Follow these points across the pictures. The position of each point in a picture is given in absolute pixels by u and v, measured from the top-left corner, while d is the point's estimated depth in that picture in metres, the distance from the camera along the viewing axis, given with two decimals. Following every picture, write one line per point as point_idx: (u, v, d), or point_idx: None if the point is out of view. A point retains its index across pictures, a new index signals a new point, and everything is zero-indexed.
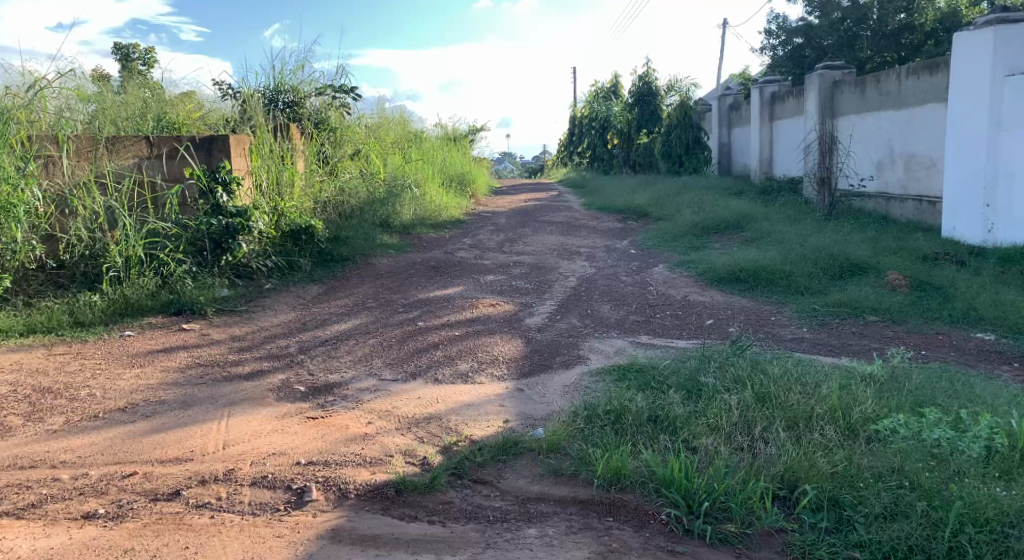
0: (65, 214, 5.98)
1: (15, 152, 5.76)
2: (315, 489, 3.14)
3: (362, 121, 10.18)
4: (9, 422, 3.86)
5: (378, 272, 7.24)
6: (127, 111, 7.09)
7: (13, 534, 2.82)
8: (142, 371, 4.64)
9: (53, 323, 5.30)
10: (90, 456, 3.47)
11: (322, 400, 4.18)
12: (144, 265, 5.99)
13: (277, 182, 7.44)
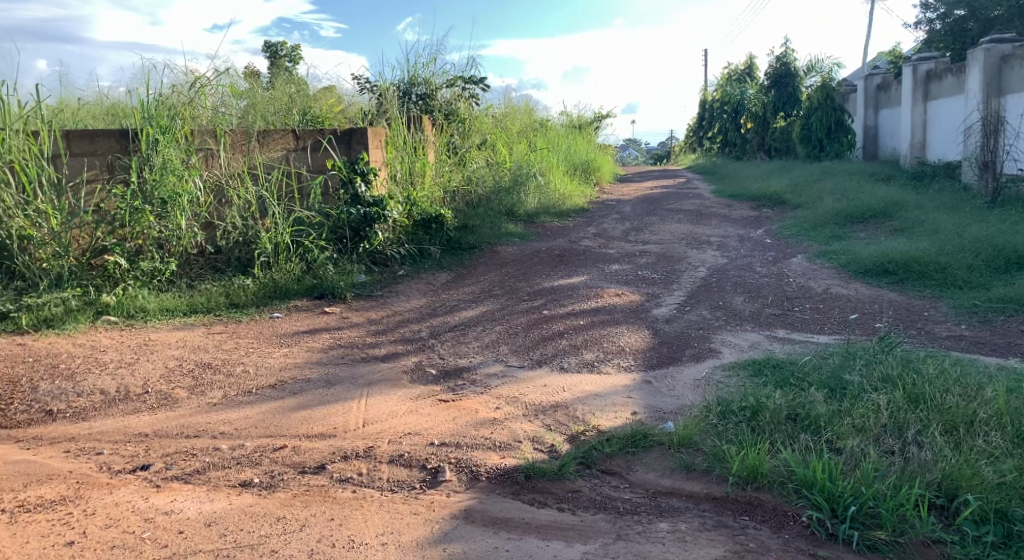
0: (222, 204, 6.45)
1: (181, 146, 6.23)
2: (448, 470, 3.24)
3: (490, 111, 10.34)
4: (176, 394, 4.23)
5: (504, 261, 7.33)
6: (275, 106, 7.55)
7: (182, 496, 3.07)
8: (289, 351, 4.94)
9: (212, 304, 5.73)
10: (245, 429, 3.74)
11: (452, 384, 4.30)
12: (291, 252, 6.38)
13: (409, 172, 7.71)
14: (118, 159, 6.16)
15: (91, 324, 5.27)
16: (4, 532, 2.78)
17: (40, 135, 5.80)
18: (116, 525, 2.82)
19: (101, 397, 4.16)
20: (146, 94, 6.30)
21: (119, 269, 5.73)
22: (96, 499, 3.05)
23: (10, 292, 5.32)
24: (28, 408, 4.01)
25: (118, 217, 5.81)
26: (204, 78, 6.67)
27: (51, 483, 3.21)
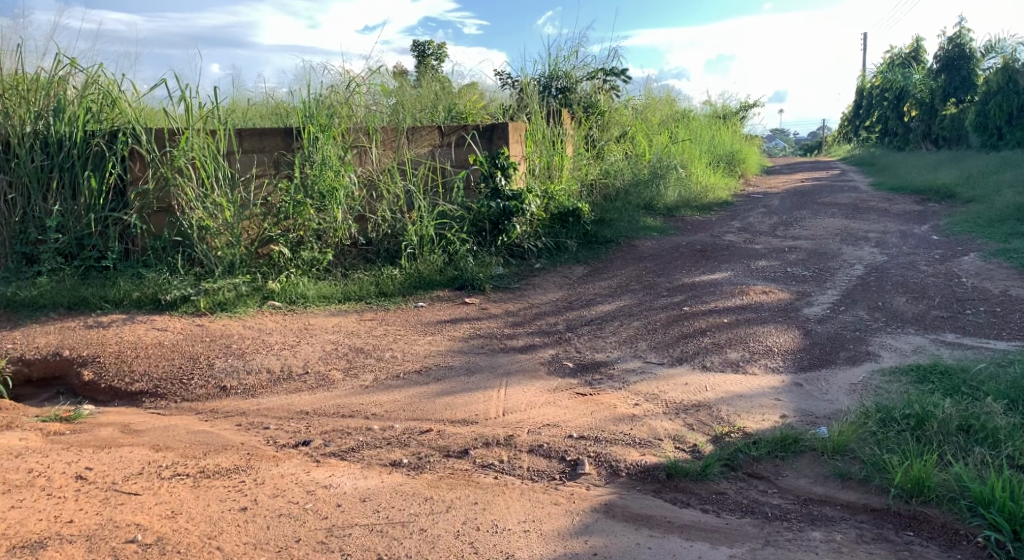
0: (374, 197, 6.76)
1: (338, 143, 6.58)
2: (588, 463, 3.24)
3: (631, 103, 10.21)
4: (331, 376, 4.50)
5: (642, 255, 7.22)
6: (422, 103, 7.83)
7: (339, 472, 3.27)
8: (433, 338, 5.12)
9: (363, 292, 6.04)
10: (394, 411, 3.92)
11: (590, 378, 4.30)
12: (434, 244, 6.62)
13: (548, 166, 7.77)
14: (283, 155, 6.57)
15: (258, 309, 5.69)
16: (188, 495, 3.06)
17: (217, 134, 6.29)
18: (282, 495, 3.04)
19: (267, 375, 4.49)
20: (307, 95, 6.71)
21: (282, 258, 6.16)
22: (264, 470, 3.30)
23: (190, 278, 5.85)
24: (205, 383, 4.41)
25: (284, 209, 6.24)
26: (359, 77, 6.97)
27: (226, 453, 3.51)
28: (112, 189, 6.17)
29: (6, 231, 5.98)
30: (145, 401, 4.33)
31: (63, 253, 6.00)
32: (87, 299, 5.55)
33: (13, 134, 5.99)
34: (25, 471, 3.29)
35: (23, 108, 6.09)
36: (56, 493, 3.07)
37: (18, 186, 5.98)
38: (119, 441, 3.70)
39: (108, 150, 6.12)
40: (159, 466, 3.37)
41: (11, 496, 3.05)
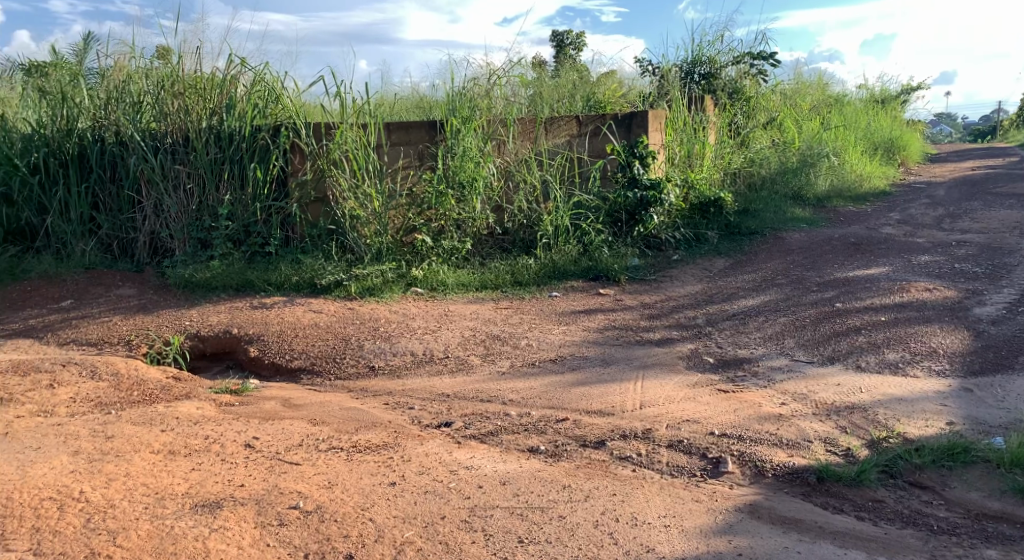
0: (511, 187, 6.86)
1: (479, 134, 6.72)
2: (731, 461, 3.15)
3: (779, 88, 9.76)
4: (471, 361, 4.63)
5: (788, 247, 6.88)
6: (561, 93, 7.85)
7: (479, 454, 3.36)
8: (569, 328, 5.14)
9: (499, 281, 6.15)
10: (531, 398, 3.98)
11: (732, 374, 4.17)
12: (569, 234, 6.65)
13: (689, 155, 7.58)
14: (428, 148, 6.77)
15: (403, 295, 5.93)
16: (343, 467, 3.25)
17: (367, 127, 6.58)
18: (427, 474, 3.16)
19: (410, 357, 4.69)
20: (451, 88, 6.88)
21: (425, 247, 6.38)
22: (410, 448, 3.44)
23: (342, 263, 6.19)
24: (355, 363, 4.66)
25: (427, 199, 6.45)
26: (499, 69, 7.07)
27: (375, 430, 3.69)
28: (274, 180, 6.62)
29: (185, 218, 6.56)
30: (302, 377, 4.63)
31: (232, 239, 6.51)
32: (253, 282, 6.00)
33: (192, 129, 6.56)
34: (202, 436, 3.61)
35: (201, 105, 6.65)
36: (228, 459, 3.35)
37: (196, 177, 6.58)
38: (280, 413, 3.98)
39: (272, 144, 6.55)
40: (316, 438, 3.60)
41: (191, 458, 3.35)
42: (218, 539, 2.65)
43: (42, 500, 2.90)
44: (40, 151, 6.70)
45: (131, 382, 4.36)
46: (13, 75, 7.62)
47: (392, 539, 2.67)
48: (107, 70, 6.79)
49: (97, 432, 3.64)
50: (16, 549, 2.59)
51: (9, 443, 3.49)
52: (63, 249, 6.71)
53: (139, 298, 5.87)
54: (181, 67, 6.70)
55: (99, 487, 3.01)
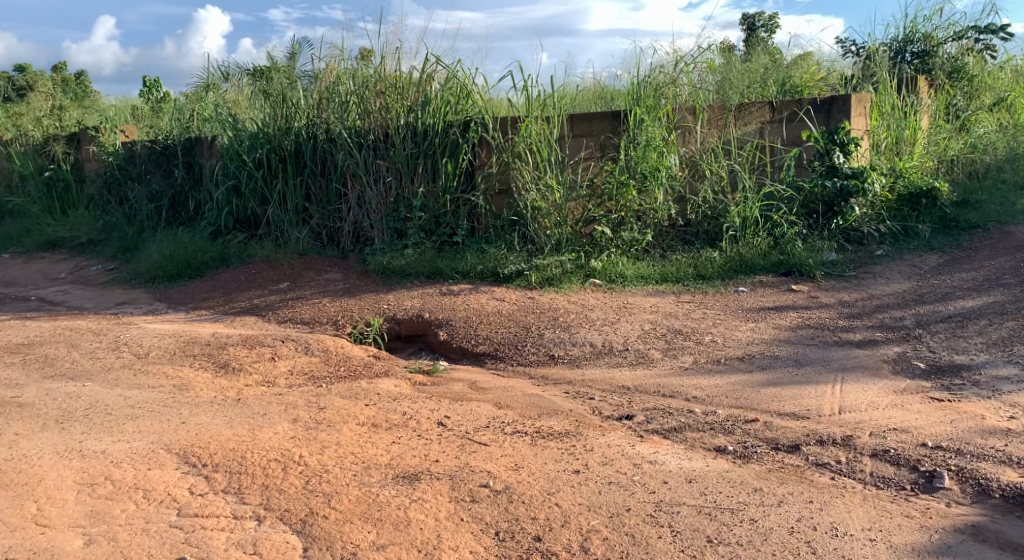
0: (696, 177, 6.66)
1: (664, 123, 6.57)
2: (948, 477, 2.87)
3: (1009, 64, 8.72)
4: (651, 355, 4.56)
5: (1017, 243, 6.13)
6: (752, 79, 7.50)
7: (663, 450, 3.30)
8: (757, 326, 4.91)
9: (681, 274, 6.00)
10: (717, 396, 3.85)
11: (947, 382, 3.79)
12: (758, 227, 6.38)
13: (897, 141, 6.96)
14: (610, 138, 6.70)
15: (582, 286, 5.95)
16: (528, 451, 3.33)
17: (552, 120, 6.65)
18: (611, 464, 3.16)
19: (590, 348, 4.71)
20: (637, 77, 6.78)
21: (605, 238, 6.36)
22: (592, 438, 3.45)
23: (524, 254, 6.32)
24: (537, 350, 4.76)
25: (608, 190, 6.42)
26: (687, 56, 6.87)
27: (557, 417, 3.74)
28: (464, 173, 6.87)
29: (383, 209, 7.01)
30: (488, 362, 4.79)
31: (425, 229, 6.85)
32: (442, 270, 6.28)
33: (391, 126, 6.98)
34: (400, 413, 3.84)
35: (399, 102, 7.05)
36: (423, 435, 3.54)
37: (394, 170, 6.99)
38: (468, 395, 4.15)
39: (462, 138, 6.80)
40: (502, 422, 3.71)
41: (391, 432, 3.58)
42: (417, 509, 2.82)
43: (269, 461, 3.22)
44: (264, 148, 7.45)
45: (338, 359, 4.75)
46: (240, 80, 8.49)
47: (578, 526, 2.69)
48: (319, 73, 7.39)
49: (311, 403, 3.99)
50: (250, 502, 2.90)
51: (241, 408, 3.91)
52: (280, 237, 7.42)
53: (343, 282, 6.35)
54: (383, 67, 7.15)
55: (315, 453, 3.31)
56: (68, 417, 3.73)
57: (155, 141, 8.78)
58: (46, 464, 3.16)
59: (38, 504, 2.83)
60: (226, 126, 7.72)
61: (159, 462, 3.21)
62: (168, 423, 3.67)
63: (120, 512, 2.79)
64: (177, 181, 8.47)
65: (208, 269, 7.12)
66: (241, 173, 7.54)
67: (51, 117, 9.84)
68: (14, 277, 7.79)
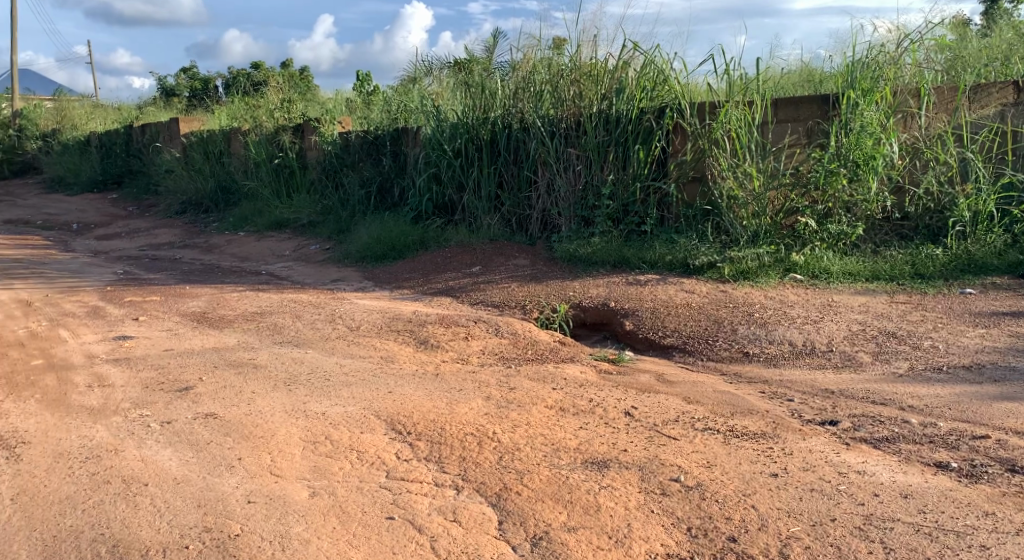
0: (917, 166, 6.09)
1: (881, 107, 6.03)
2: None
3: None
4: (859, 358, 4.24)
5: None
6: (990, 56, 6.70)
7: (873, 460, 3.05)
8: (987, 332, 4.41)
9: (896, 272, 5.52)
10: (938, 408, 3.51)
11: None
12: (993, 221, 5.82)
13: None
14: (818, 124, 6.27)
15: (780, 280, 5.65)
16: (720, 449, 3.22)
17: (755, 105, 6.35)
18: (813, 471, 2.98)
19: (789, 347, 4.47)
20: (852, 58, 6.29)
21: (808, 231, 6.01)
22: (792, 442, 3.27)
23: (717, 245, 6.10)
24: (729, 347, 4.59)
25: (814, 180, 6.01)
26: (913, 33, 6.27)
27: (752, 417, 3.59)
28: (656, 161, 6.73)
29: (573, 197, 7.05)
30: (676, 355, 4.68)
31: (613, 218, 6.81)
32: (629, 259, 6.22)
33: (584, 114, 6.99)
34: (587, 399, 3.87)
35: (594, 90, 7.06)
36: (611, 423, 3.54)
37: (584, 158, 7.00)
38: (656, 387, 4.09)
39: (656, 125, 6.66)
40: (692, 417, 3.62)
41: (579, 418, 3.61)
42: (607, 496, 2.83)
43: (466, 434, 3.38)
44: (463, 137, 7.77)
45: (526, 342, 4.88)
46: (442, 72, 8.90)
47: (777, 531, 2.57)
48: (516, 63, 7.57)
49: (503, 382, 4.13)
50: (449, 471, 3.06)
51: (439, 382, 4.13)
52: (474, 223, 7.72)
53: (532, 268, 6.48)
54: (578, 55, 7.18)
55: (507, 431, 3.41)
56: (294, 380, 4.13)
57: (366, 131, 9.45)
58: (278, 421, 3.52)
59: (271, 456, 3.16)
60: (429, 117, 8.13)
61: (370, 427, 3.46)
62: (378, 391, 3.96)
63: (338, 470, 3.05)
64: (385, 169, 9.08)
65: (409, 251, 7.57)
66: (441, 161, 7.92)
67: (280, 109, 10.88)
68: (248, 253, 8.75)
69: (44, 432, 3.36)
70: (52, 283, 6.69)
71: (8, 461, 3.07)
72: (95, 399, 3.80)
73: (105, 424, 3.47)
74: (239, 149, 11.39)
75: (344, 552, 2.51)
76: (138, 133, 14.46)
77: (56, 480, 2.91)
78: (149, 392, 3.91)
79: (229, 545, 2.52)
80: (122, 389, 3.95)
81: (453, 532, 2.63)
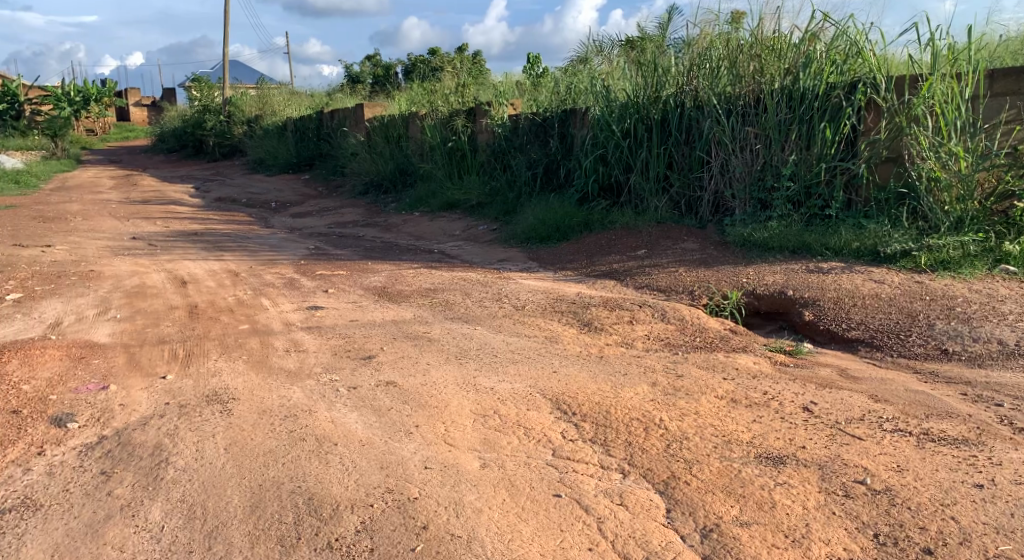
0: None
1: None
2: None
3: None
4: None
5: None
6: None
7: None
8: None
9: None
10: None
11: None
12: None
13: None
14: None
15: (988, 272, 5.12)
16: (913, 453, 2.97)
17: (965, 77, 5.74)
18: None
19: (998, 347, 4.04)
20: None
21: None
22: (1000, 451, 2.96)
23: (912, 232, 5.62)
24: (925, 343, 4.21)
25: None
26: None
27: (951, 421, 3.28)
28: (845, 139, 6.28)
29: (749, 179, 6.74)
30: (861, 349, 4.36)
31: (793, 201, 6.45)
32: (810, 245, 5.86)
33: (765, 90, 6.66)
34: (761, 391, 3.70)
35: (777, 66, 6.69)
36: (787, 418, 3.37)
37: (763, 137, 6.66)
38: (838, 383, 3.84)
39: (846, 102, 6.21)
40: (880, 416, 3.37)
41: (751, 410, 3.47)
42: (783, 493, 2.70)
43: (632, 419, 3.35)
44: (633, 117, 7.65)
45: (694, 329, 4.75)
46: (612, 51, 8.79)
47: (982, 548, 2.35)
48: (692, 39, 7.33)
49: (670, 369, 4.05)
50: (615, 454, 3.05)
51: (604, 365, 4.12)
52: (642, 205, 7.60)
53: (701, 252, 6.29)
54: (759, 29, 6.83)
55: (675, 419, 3.35)
56: (465, 354, 4.29)
57: (536, 113, 9.55)
58: (451, 393, 3.67)
59: (445, 425, 3.30)
60: (599, 97, 8.07)
61: (537, 405, 3.52)
62: (543, 370, 4.02)
63: (507, 444, 3.13)
64: (552, 150, 9.14)
65: (574, 233, 7.58)
66: (609, 142, 7.85)
67: (455, 94, 11.39)
68: (422, 232, 9.16)
69: (250, 390, 3.71)
70: (255, 256, 7.36)
71: (221, 414, 3.42)
72: (292, 362, 4.15)
73: (299, 386, 3.78)
74: (416, 133, 11.90)
75: (514, 524, 2.57)
76: (328, 117, 15.51)
77: (260, 434, 3.21)
78: (337, 358, 4.21)
79: (408, 507, 2.66)
80: (314, 354, 4.29)
81: (620, 515, 2.62)
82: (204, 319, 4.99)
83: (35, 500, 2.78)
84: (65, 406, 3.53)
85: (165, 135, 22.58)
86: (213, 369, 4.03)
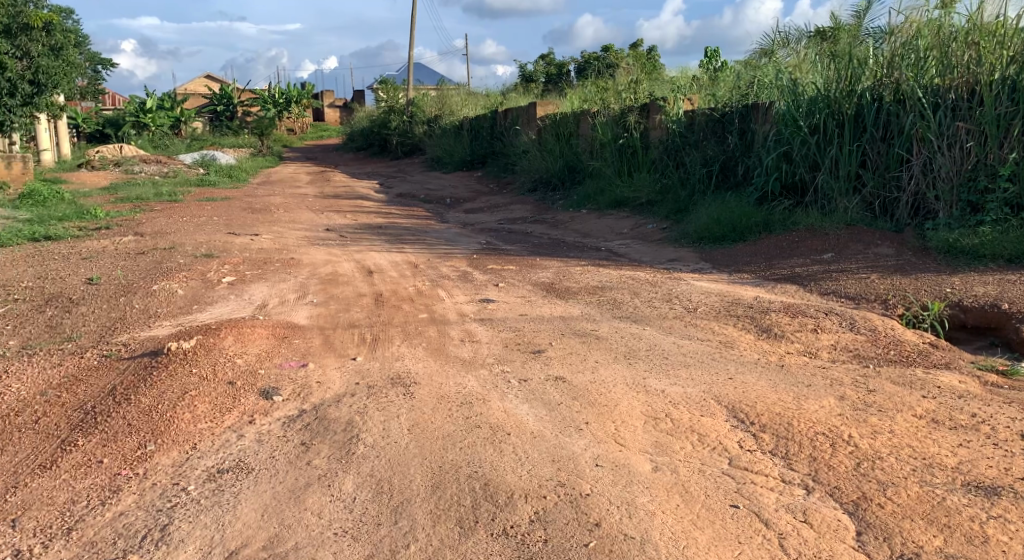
0: None
1: None
2: None
3: None
4: None
5: None
6: None
7: None
8: None
9: None
10: None
11: None
12: None
13: None
14: None
15: None
16: None
17: None
18: None
19: None
20: None
21: None
22: None
23: None
24: None
25: None
26: None
27: None
28: None
29: (957, 178, 6.15)
30: None
31: (1012, 203, 5.85)
32: None
33: (982, 81, 6.08)
34: (968, 413, 3.35)
35: (997, 54, 6.10)
36: (1002, 445, 3.03)
37: (978, 133, 6.06)
38: None
39: None
40: None
41: (957, 433, 3.14)
42: (998, 528, 2.44)
43: (816, 433, 3.15)
44: (823, 112, 7.20)
45: (887, 340, 4.39)
46: (800, 42, 8.33)
47: None
48: (894, 28, 6.81)
49: (860, 382, 3.77)
50: (799, 469, 2.88)
51: (784, 374, 3.91)
52: (829, 206, 7.13)
53: (898, 258, 5.80)
54: (978, 14, 6.23)
55: (866, 437, 3.11)
56: (634, 354, 4.23)
57: (714, 109, 9.26)
58: (621, 392, 3.63)
59: (616, 425, 3.27)
60: (784, 92, 7.69)
61: (711, 411, 3.41)
62: (717, 375, 3.88)
63: (680, 449, 3.05)
64: (731, 147, 8.83)
65: (752, 233, 7.25)
66: (794, 138, 7.43)
67: (629, 90, 11.27)
68: (592, 229, 9.16)
69: (429, 376, 3.88)
70: (433, 249, 7.69)
71: (404, 397, 3.60)
72: (466, 352, 4.30)
73: (474, 375, 3.90)
74: (587, 131, 11.91)
75: (689, 531, 2.50)
76: (501, 117, 15.89)
77: (440, 419, 3.35)
78: (508, 351, 4.31)
79: (581, 502, 2.67)
80: (487, 345, 4.42)
81: (805, 533, 2.48)
82: (388, 307, 5.28)
83: (247, 463, 3.07)
84: (271, 380, 3.86)
85: (354, 135, 24.18)
86: (396, 354, 4.26)
